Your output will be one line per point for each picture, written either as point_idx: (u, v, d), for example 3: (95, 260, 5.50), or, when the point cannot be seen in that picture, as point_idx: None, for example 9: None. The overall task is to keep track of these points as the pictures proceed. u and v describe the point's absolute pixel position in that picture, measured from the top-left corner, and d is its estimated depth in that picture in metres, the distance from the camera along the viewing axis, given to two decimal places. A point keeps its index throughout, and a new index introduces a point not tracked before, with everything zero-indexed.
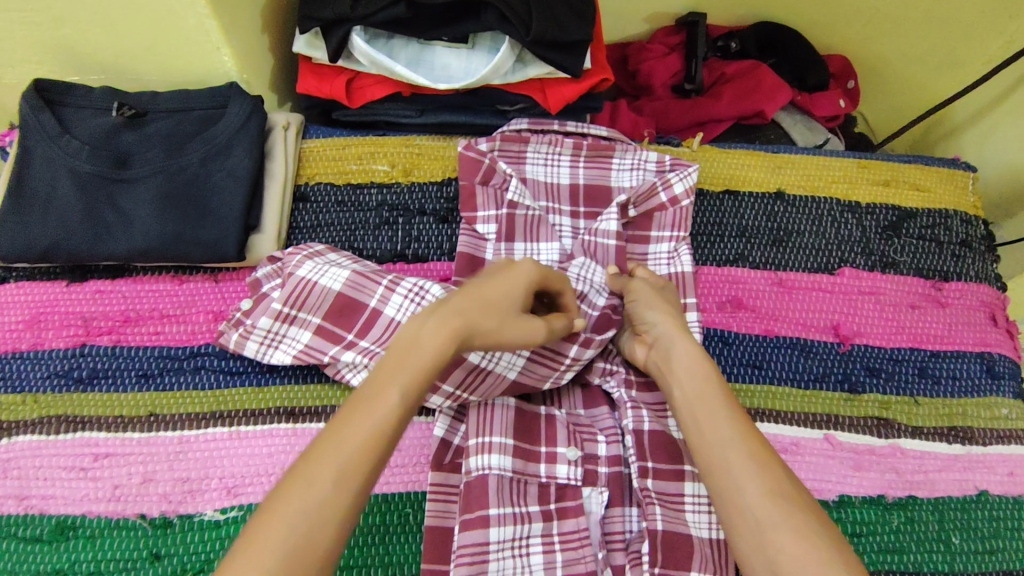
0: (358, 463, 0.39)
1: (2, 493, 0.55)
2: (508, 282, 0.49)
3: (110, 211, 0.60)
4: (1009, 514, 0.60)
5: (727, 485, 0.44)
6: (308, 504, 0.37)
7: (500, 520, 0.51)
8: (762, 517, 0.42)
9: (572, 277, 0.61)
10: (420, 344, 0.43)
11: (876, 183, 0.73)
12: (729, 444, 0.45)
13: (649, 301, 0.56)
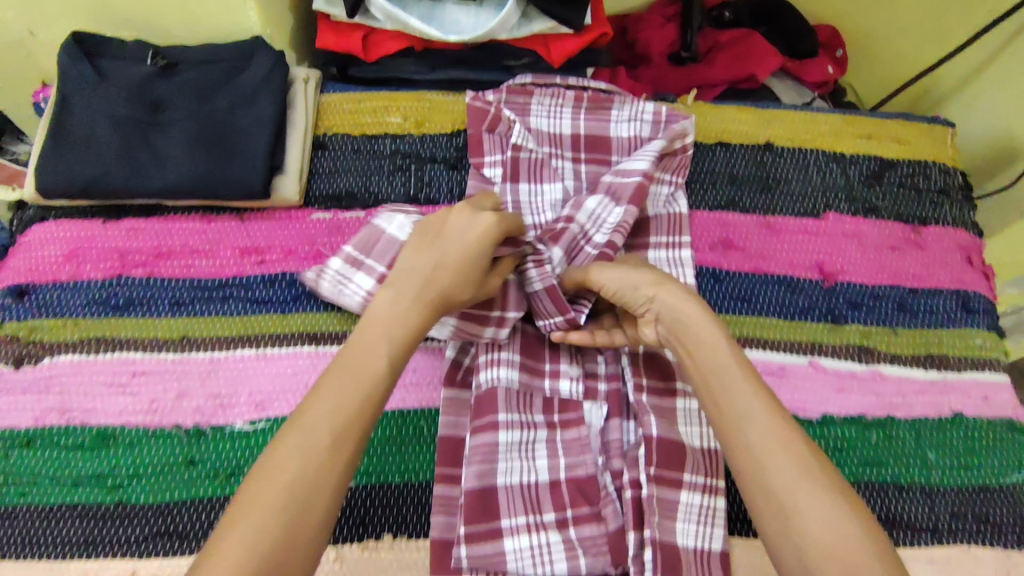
0: (348, 426, 0.44)
1: (46, 406, 0.59)
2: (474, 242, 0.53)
3: (146, 152, 0.64)
4: (984, 433, 0.64)
5: (753, 465, 0.44)
6: (303, 463, 0.42)
7: (508, 424, 0.56)
8: (792, 499, 0.41)
9: (584, 215, 0.64)
10: (400, 317, 0.50)
11: (860, 136, 0.77)
12: (753, 423, 0.45)
13: (644, 282, 0.54)
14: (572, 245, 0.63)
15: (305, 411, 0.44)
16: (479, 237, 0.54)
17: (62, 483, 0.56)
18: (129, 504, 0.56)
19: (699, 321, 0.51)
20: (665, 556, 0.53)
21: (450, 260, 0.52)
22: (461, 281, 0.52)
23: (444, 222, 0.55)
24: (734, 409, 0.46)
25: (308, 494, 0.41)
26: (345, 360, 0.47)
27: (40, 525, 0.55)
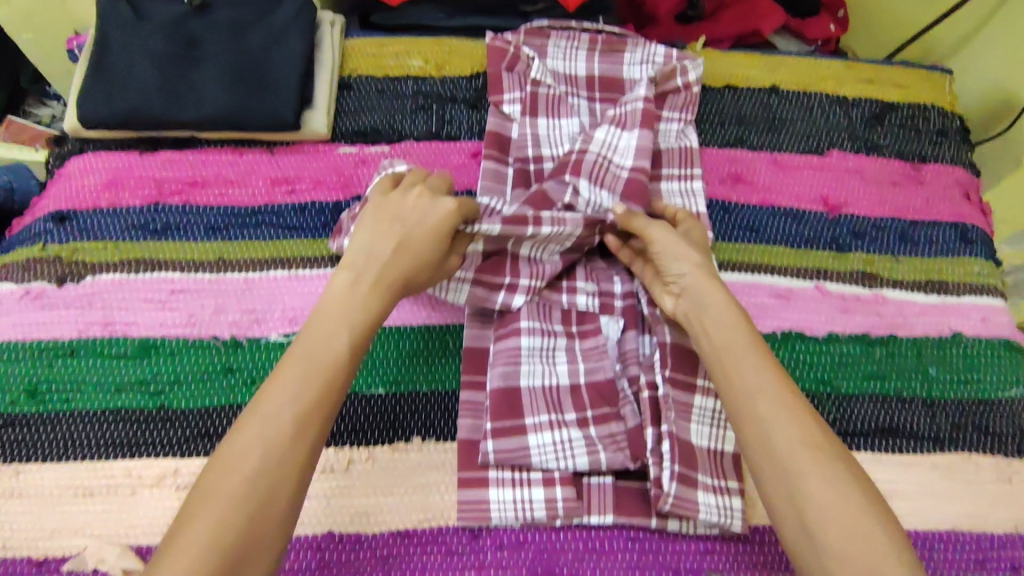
0: (310, 414, 0.45)
1: (89, 320, 0.62)
2: (431, 229, 0.54)
3: (184, 84, 0.68)
4: (983, 351, 0.67)
5: (760, 433, 0.47)
6: (263, 456, 0.43)
7: (531, 331, 0.60)
8: (796, 467, 0.45)
9: (598, 142, 0.67)
10: (358, 304, 0.50)
11: (862, 82, 0.81)
12: (765, 394, 0.48)
13: (680, 252, 0.58)
14: (598, 170, 0.65)
15: (263, 401, 0.45)
16: (437, 221, 0.55)
17: (105, 390, 0.59)
18: (170, 409, 0.59)
19: (716, 300, 0.54)
20: (683, 449, 0.56)
21: (411, 242, 0.54)
22: (420, 265, 0.54)
23: (403, 204, 0.56)
24: (744, 380, 0.49)
25: (262, 486, 0.42)
26: (301, 350, 0.48)
27: (83, 429, 0.58)
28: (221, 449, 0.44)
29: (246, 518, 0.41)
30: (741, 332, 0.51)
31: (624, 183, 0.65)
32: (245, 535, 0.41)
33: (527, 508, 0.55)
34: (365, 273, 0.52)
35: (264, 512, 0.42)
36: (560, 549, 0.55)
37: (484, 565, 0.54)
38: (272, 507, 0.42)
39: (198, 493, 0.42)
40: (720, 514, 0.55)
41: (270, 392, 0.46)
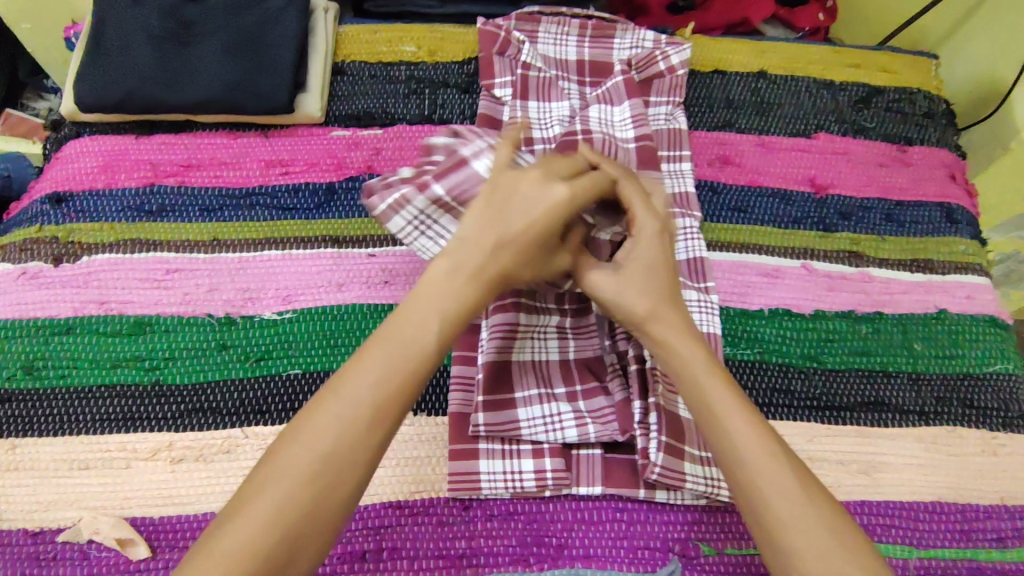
0: (391, 400, 0.43)
1: (86, 298, 0.62)
2: (544, 218, 0.48)
3: (179, 68, 0.69)
4: (967, 328, 0.68)
5: (756, 506, 0.44)
6: (337, 437, 0.41)
7: (527, 307, 0.59)
8: (792, 546, 0.42)
9: (595, 120, 0.70)
10: (449, 289, 0.46)
11: (849, 67, 0.82)
12: (757, 465, 0.44)
13: (639, 286, 0.50)
14: (608, 146, 0.68)
15: (345, 382, 0.43)
16: (548, 209, 0.48)
17: (100, 366, 0.60)
18: (165, 384, 0.59)
19: (696, 351, 0.49)
20: (671, 421, 0.57)
21: (525, 231, 0.48)
22: (524, 259, 0.48)
23: (512, 185, 0.49)
24: (737, 445, 0.45)
25: (323, 477, 0.41)
26: (393, 330, 0.45)
27: (79, 404, 0.58)
28: (297, 428, 0.42)
29: (301, 508, 0.40)
30: (724, 391, 0.47)
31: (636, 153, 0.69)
32: (298, 530, 0.40)
33: (517, 479, 0.56)
34: (470, 264, 0.47)
35: (321, 506, 0.40)
36: (549, 520, 0.56)
37: (474, 535, 0.55)
38: (330, 501, 0.41)
39: (267, 468, 0.41)
40: (708, 484, 0.56)
41: (354, 373, 0.43)
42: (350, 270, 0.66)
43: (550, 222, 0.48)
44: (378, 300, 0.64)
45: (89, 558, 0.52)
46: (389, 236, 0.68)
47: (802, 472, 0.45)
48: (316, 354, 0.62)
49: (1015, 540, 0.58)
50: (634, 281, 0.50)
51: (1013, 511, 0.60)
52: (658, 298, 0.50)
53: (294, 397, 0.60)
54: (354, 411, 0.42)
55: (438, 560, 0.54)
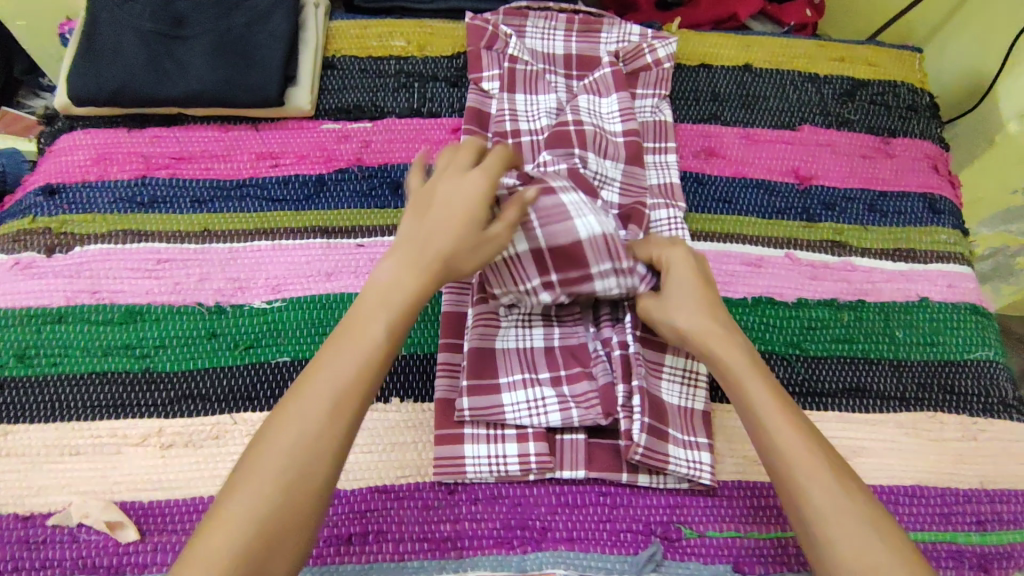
0: (348, 394, 0.45)
1: (77, 288, 0.63)
2: (459, 204, 0.49)
3: (171, 62, 0.70)
4: (949, 316, 0.68)
5: (792, 496, 0.47)
6: (300, 435, 0.43)
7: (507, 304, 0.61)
8: (828, 534, 0.45)
9: (584, 109, 0.70)
10: (395, 286, 0.48)
11: (834, 60, 0.83)
12: (793, 457, 0.48)
13: (678, 300, 0.56)
14: (599, 140, 0.68)
15: (310, 384, 0.45)
16: (467, 193, 0.50)
17: (92, 354, 0.61)
18: (156, 371, 0.60)
19: (734, 353, 0.53)
20: (652, 404, 0.58)
21: (443, 219, 0.49)
22: (460, 243, 0.49)
23: (431, 189, 0.51)
24: (772, 439, 0.49)
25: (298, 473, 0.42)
26: (346, 333, 0.47)
27: (71, 391, 0.59)
28: (263, 432, 0.44)
29: (285, 504, 0.41)
30: (762, 386, 0.51)
31: (624, 147, 0.69)
32: (280, 524, 0.41)
33: (501, 463, 0.56)
34: (405, 259, 0.49)
35: (301, 497, 0.42)
36: (533, 504, 0.57)
37: (459, 518, 0.56)
38: (308, 493, 0.42)
39: (238, 474, 0.42)
40: (690, 468, 0.57)
41: (315, 375, 0.45)
42: (339, 260, 0.67)
43: (469, 206, 0.49)
44: None
45: (79, 540, 0.53)
46: (377, 227, 0.69)
47: (837, 464, 0.48)
48: (305, 342, 0.62)
49: (993, 523, 0.59)
50: (677, 301, 0.56)
51: (992, 496, 0.60)
52: (702, 312, 0.55)
53: (282, 384, 0.60)
54: (318, 409, 0.44)
55: (423, 542, 0.55)
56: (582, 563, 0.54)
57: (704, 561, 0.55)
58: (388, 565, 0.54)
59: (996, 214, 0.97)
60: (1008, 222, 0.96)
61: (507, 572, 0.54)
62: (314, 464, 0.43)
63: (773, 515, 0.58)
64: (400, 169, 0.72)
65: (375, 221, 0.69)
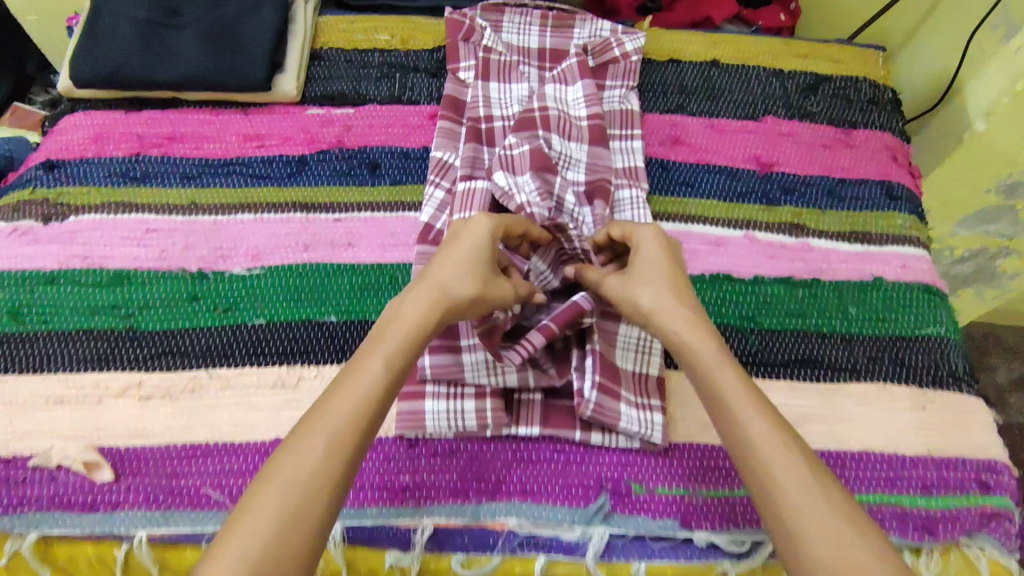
0: (345, 426, 0.46)
1: (70, 253, 0.67)
2: (466, 247, 0.55)
3: (166, 48, 0.75)
4: (902, 294, 0.71)
5: (766, 489, 0.46)
6: (299, 464, 0.44)
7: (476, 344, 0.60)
8: (800, 526, 0.44)
9: (550, 97, 0.75)
10: (403, 321, 0.51)
11: (797, 57, 0.87)
12: (767, 449, 0.47)
13: (645, 279, 0.57)
14: (564, 124, 0.73)
15: (315, 421, 0.46)
16: (477, 238, 0.56)
17: (79, 313, 0.64)
18: (138, 330, 0.64)
19: (706, 343, 0.53)
20: (604, 362, 0.61)
21: (448, 259, 0.55)
22: (468, 280, 0.53)
23: (452, 238, 0.57)
24: (745, 430, 0.48)
25: (297, 499, 0.43)
26: (350, 372, 0.49)
27: (58, 346, 0.63)
28: (270, 465, 0.45)
29: (289, 526, 0.42)
30: (733, 375, 0.51)
31: (588, 131, 0.73)
32: (283, 548, 0.41)
33: (459, 417, 0.59)
34: (412, 299, 0.53)
35: (302, 520, 0.42)
36: (489, 458, 0.59)
37: (417, 469, 0.58)
38: (308, 515, 0.43)
39: (241, 508, 0.43)
40: (641, 425, 0.59)
41: (319, 412, 0.47)
42: (317, 233, 0.70)
43: (473, 248, 0.55)
44: (340, 259, 0.69)
45: (57, 480, 0.56)
46: (354, 203, 0.72)
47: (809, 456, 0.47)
48: (280, 307, 0.66)
49: (938, 488, 0.61)
50: (644, 281, 0.57)
51: (939, 463, 0.62)
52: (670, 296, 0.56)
53: (257, 343, 0.64)
54: (317, 442, 0.45)
55: (383, 491, 0.57)
56: (533, 514, 0.57)
57: (652, 515, 0.57)
58: (349, 510, 0.57)
59: (973, 215, 0.93)
60: (985, 223, 0.93)
61: (461, 520, 0.57)
62: (313, 490, 0.43)
63: (723, 475, 0.60)
64: (378, 151, 0.76)
65: (352, 198, 0.73)
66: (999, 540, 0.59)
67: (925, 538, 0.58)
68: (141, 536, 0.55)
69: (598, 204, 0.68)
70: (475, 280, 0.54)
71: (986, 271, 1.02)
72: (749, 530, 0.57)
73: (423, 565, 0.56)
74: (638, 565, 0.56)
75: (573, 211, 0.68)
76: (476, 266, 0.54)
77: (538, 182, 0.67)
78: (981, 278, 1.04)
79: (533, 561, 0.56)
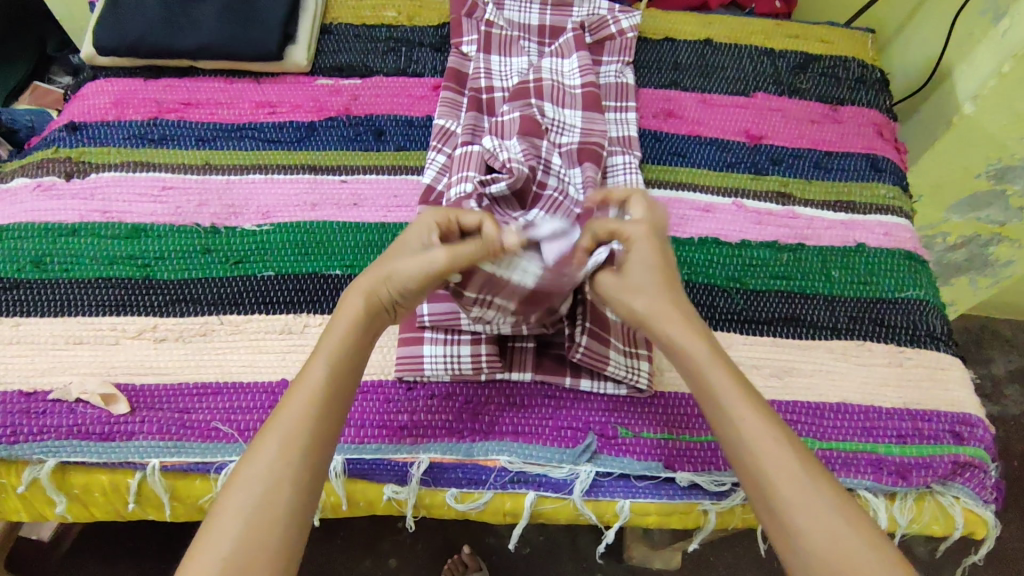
0: (299, 432, 0.47)
1: (91, 208, 0.71)
2: (403, 244, 0.55)
3: (185, 19, 0.79)
4: (884, 259, 0.74)
5: (763, 491, 0.47)
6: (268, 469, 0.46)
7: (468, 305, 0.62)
8: (794, 525, 0.45)
9: (547, 68, 0.79)
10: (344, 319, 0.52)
11: (788, 39, 0.90)
12: (756, 451, 0.47)
13: (640, 275, 0.54)
14: (558, 94, 0.77)
15: (270, 426, 0.48)
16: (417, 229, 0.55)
17: (98, 262, 0.68)
18: (153, 279, 0.68)
19: (698, 341, 0.52)
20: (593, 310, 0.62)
21: (389, 256, 0.54)
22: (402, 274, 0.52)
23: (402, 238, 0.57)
24: (743, 432, 0.48)
25: (268, 498, 0.45)
26: (307, 377, 0.50)
27: (77, 291, 0.66)
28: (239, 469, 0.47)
29: (255, 528, 0.44)
30: (726, 372, 0.51)
31: (582, 100, 0.77)
32: (260, 548, 0.43)
33: (455, 361, 0.62)
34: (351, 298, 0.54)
35: (274, 519, 0.45)
36: (483, 401, 0.62)
37: (416, 410, 0.62)
38: (275, 519, 0.45)
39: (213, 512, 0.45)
40: (628, 371, 0.62)
41: (278, 415, 0.48)
42: (324, 193, 0.74)
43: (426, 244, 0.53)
44: (347, 218, 0.72)
45: (75, 413, 0.60)
46: (360, 166, 0.76)
47: (802, 453, 0.47)
48: (288, 260, 0.69)
49: (913, 438, 0.63)
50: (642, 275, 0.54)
51: (915, 415, 0.65)
52: (659, 292, 0.53)
53: (266, 293, 0.67)
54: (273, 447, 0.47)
55: (382, 429, 0.60)
56: (524, 452, 0.60)
57: (637, 457, 0.60)
58: (346, 446, 0.59)
59: (962, 201, 0.95)
60: (975, 210, 0.96)
61: (455, 457, 0.60)
62: (278, 496, 0.45)
63: (706, 422, 0.62)
64: (384, 119, 0.79)
65: (358, 162, 0.76)
66: (973, 490, 0.62)
67: (899, 483, 0.61)
68: (154, 465, 0.58)
69: (587, 167, 0.71)
70: (410, 270, 0.52)
71: (978, 258, 1.04)
72: (729, 472, 0.60)
73: (418, 499, 0.61)
74: (622, 503, 0.60)
75: (563, 171, 0.71)
76: (407, 259, 0.52)
77: (524, 145, 0.70)
78: (975, 264, 1.06)
79: (523, 496, 0.60)
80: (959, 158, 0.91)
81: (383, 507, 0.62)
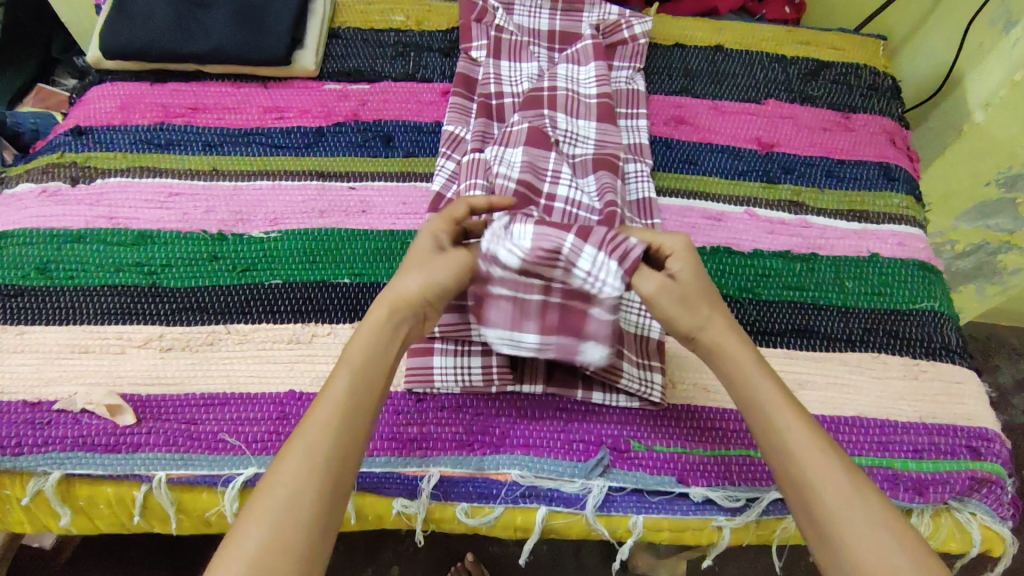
0: (327, 436, 0.47)
1: (97, 214, 0.70)
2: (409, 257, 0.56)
3: (193, 22, 0.78)
4: (898, 270, 0.73)
5: (809, 503, 0.47)
6: (297, 475, 0.45)
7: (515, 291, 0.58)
8: (841, 535, 0.45)
9: (562, 75, 0.78)
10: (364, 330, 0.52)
11: (800, 44, 0.90)
12: (806, 459, 0.48)
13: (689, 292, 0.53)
14: (572, 102, 0.76)
15: (298, 432, 0.48)
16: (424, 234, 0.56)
17: (104, 269, 0.67)
18: (160, 287, 0.67)
19: (746, 354, 0.53)
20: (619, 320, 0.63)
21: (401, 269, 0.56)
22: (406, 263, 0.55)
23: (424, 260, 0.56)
24: (787, 441, 0.49)
25: (295, 505, 0.44)
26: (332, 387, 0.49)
27: (82, 300, 0.65)
28: (266, 474, 0.46)
29: (281, 526, 0.44)
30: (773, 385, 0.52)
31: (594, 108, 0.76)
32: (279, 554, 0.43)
33: (466, 373, 0.61)
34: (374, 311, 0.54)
35: (301, 525, 0.44)
36: (495, 413, 0.62)
37: (425, 422, 0.61)
38: (299, 526, 0.44)
39: (240, 516, 0.45)
40: (640, 383, 0.61)
41: (304, 421, 0.48)
42: (332, 200, 0.73)
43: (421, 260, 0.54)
44: (355, 226, 0.71)
45: (80, 423, 0.59)
46: (369, 173, 0.75)
47: (849, 465, 0.48)
48: (296, 268, 0.68)
49: (929, 452, 0.63)
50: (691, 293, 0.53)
51: (930, 428, 0.64)
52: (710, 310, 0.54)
53: (273, 301, 0.66)
54: (301, 452, 0.46)
55: (391, 441, 0.60)
56: (536, 466, 0.59)
57: (650, 471, 0.59)
58: None
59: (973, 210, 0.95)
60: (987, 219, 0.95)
61: (466, 470, 0.59)
62: (302, 503, 0.45)
63: (720, 435, 0.62)
64: (393, 125, 0.78)
65: (366, 168, 0.75)
66: (990, 507, 0.61)
67: (916, 499, 0.60)
68: (160, 478, 0.57)
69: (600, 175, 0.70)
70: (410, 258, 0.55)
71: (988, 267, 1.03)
72: (744, 487, 0.59)
73: (428, 513, 0.60)
74: (636, 519, 0.59)
75: (570, 180, 0.70)
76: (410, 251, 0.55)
77: (523, 159, 0.69)
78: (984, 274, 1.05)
79: (534, 512, 0.59)
80: (971, 166, 0.90)
81: (392, 521, 0.61)
